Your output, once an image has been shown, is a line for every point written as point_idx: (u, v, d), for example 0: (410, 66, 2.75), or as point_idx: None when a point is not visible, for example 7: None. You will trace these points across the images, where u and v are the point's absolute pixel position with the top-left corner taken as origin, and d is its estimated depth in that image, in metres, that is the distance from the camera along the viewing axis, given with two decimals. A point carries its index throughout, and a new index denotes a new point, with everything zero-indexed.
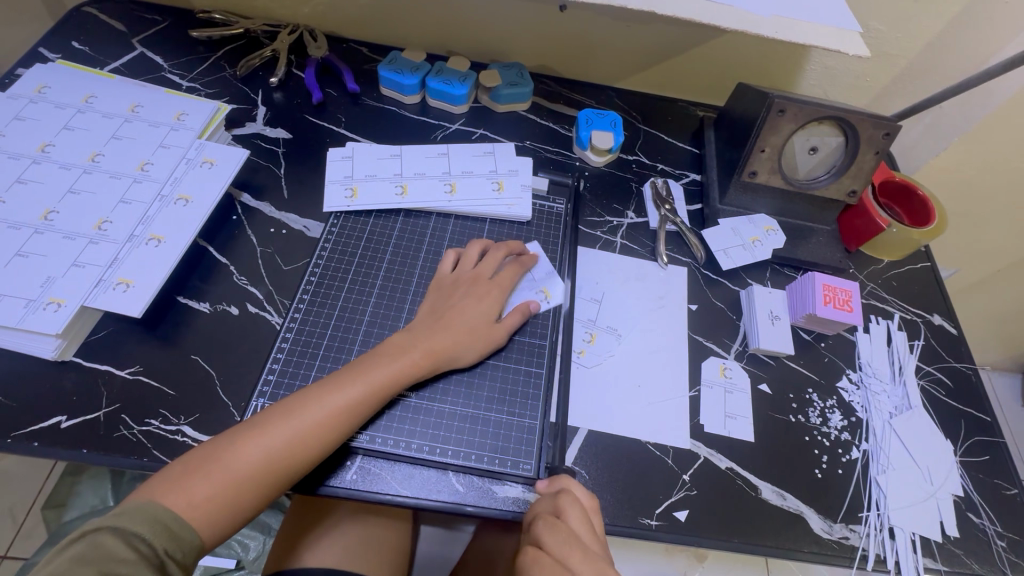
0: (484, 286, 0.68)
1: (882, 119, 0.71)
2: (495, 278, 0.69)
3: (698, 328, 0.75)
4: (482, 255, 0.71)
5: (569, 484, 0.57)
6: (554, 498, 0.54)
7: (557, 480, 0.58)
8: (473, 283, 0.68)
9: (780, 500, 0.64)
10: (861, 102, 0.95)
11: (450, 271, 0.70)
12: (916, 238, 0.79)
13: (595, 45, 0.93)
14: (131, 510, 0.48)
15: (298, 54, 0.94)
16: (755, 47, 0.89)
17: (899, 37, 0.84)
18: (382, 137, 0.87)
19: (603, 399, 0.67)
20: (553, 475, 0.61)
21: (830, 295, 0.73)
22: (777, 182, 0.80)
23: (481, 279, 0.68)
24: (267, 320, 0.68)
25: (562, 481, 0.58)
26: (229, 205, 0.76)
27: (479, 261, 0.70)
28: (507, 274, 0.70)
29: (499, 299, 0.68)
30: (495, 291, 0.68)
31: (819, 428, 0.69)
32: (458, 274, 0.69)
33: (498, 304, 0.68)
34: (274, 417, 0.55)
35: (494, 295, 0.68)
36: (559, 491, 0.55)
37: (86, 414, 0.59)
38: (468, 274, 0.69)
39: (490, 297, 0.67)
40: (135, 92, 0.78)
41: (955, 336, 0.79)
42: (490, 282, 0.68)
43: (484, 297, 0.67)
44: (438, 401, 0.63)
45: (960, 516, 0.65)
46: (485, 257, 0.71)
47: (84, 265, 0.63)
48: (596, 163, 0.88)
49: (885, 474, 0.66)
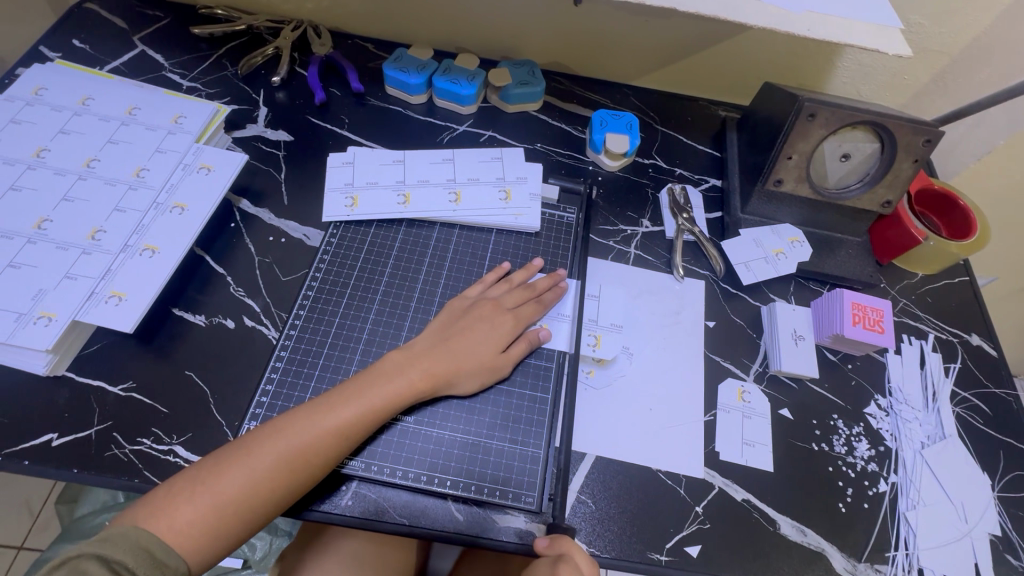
0: (499, 312, 0.64)
1: (922, 125, 0.65)
2: (517, 309, 0.66)
3: (714, 347, 0.71)
4: (509, 291, 0.67)
5: (571, 548, 0.53)
6: (552, 566, 0.51)
7: (557, 541, 0.53)
8: (486, 310, 0.64)
9: (800, 536, 0.60)
10: (897, 102, 0.89)
11: (472, 295, 0.67)
12: (954, 252, 0.74)
13: (611, 41, 0.88)
14: (116, 536, 0.46)
15: (302, 51, 0.91)
16: (783, 44, 0.83)
17: (942, 33, 0.77)
18: (386, 139, 0.83)
19: (612, 424, 0.64)
20: (549, 533, 0.56)
21: (860, 315, 0.68)
22: (805, 191, 0.74)
23: (500, 309, 0.65)
24: (264, 335, 0.65)
25: (562, 543, 0.53)
26: (227, 211, 0.73)
27: (506, 294, 0.67)
28: (529, 305, 0.66)
29: (513, 332, 0.64)
30: (510, 322, 0.64)
31: (843, 458, 0.64)
32: (477, 299, 0.66)
33: (511, 335, 0.64)
34: (262, 437, 0.52)
35: (508, 325, 0.64)
36: (558, 559, 0.51)
37: (77, 432, 0.57)
38: (477, 300, 0.66)
39: (503, 328, 0.64)
40: (133, 93, 0.76)
41: (995, 358, 0.74)
42: (508, 312, 0.65)
43: (496, 326, 0.63)
44: (437, 426, 0.60)
45: (996, 557, 0.61)
46: (511, 292, 0.67)
47: (76, 277, 0.61)
48: (610, 167, 0.84)
49: (914, 510, 0.62)
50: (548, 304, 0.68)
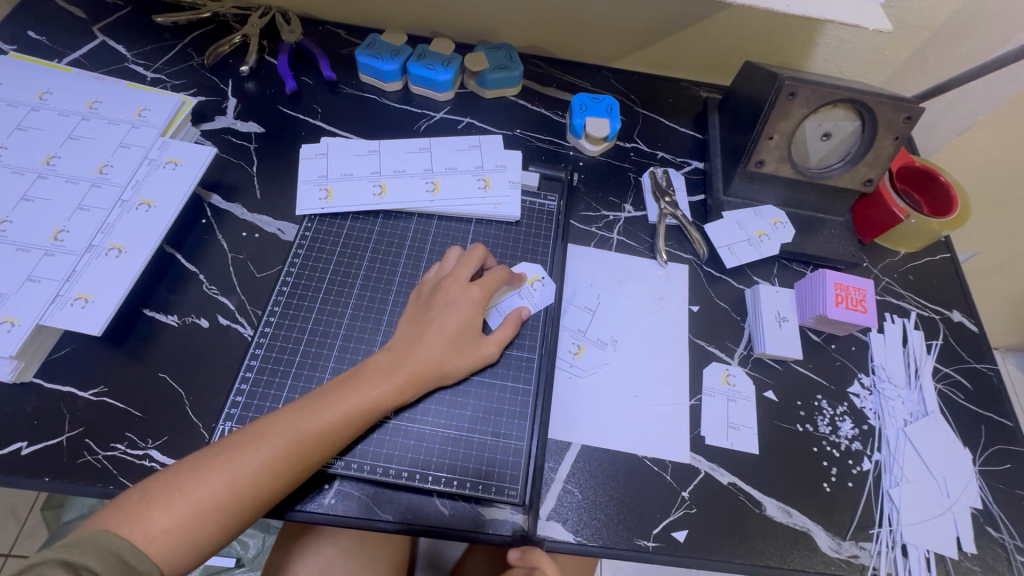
0: (464, 286, 0.62)
1: (903, 101, 0.65)
2: (488, 289, 0.63)
3: (699, 332, 0.70)
4: (461, 259, 0.64)
5: None
6: None
7: (528, 554, 0.57)
8: (449, 288, 0.62)
9: (786, 517, 0.60)
10: (878, 79, 0.88)
11: (432, 276, 0.65)
12: (936, 229, 0.73)
13: (588, 22, 0.86)
14: (84, 541, 0.44)
15: (271, 38, 0.87)
16: (763, 22, 0.82)
17: (922, 7, 0.76)
18: (361, 128, 0.81)
19: (597, 411, 0.63)
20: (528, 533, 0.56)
21: (843, 295, 0.68)
22: (787, 171, 0.73)
23: (462, 282, 0.62)
24: (239, 333, 0.64)
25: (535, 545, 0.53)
26: (197, 207, 0.71)
27: (460, 263, 0.64)
28: (494, 276, 0.64)
29: (481, 303, 0.62)
30: (477, 293, 0.62)
31: (827, 438, 0.65)
32: (440, 278, 0.64)
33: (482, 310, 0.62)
34: (241, 443, 0.51)
35: (476, 299, 0.62)
36: None
37: (48, 439, 0.56)
38: (446, 276, 0.63)
39: (472, 302, 0.61)
40: (94, 86, 0.73)
41: (976, 333, 0.74)
42: (472, 285, 0.62)
43: (463, 303, 0.61)
44: (419, 422, 0.59)
45: (977, 530, 0.62)
46: (463, 260, 0.64)
47: (39, 280, 0.59)
48: (591, 151, 0.82)
49: (898, 487, 0.62)
50: (517, 280, 0.67)
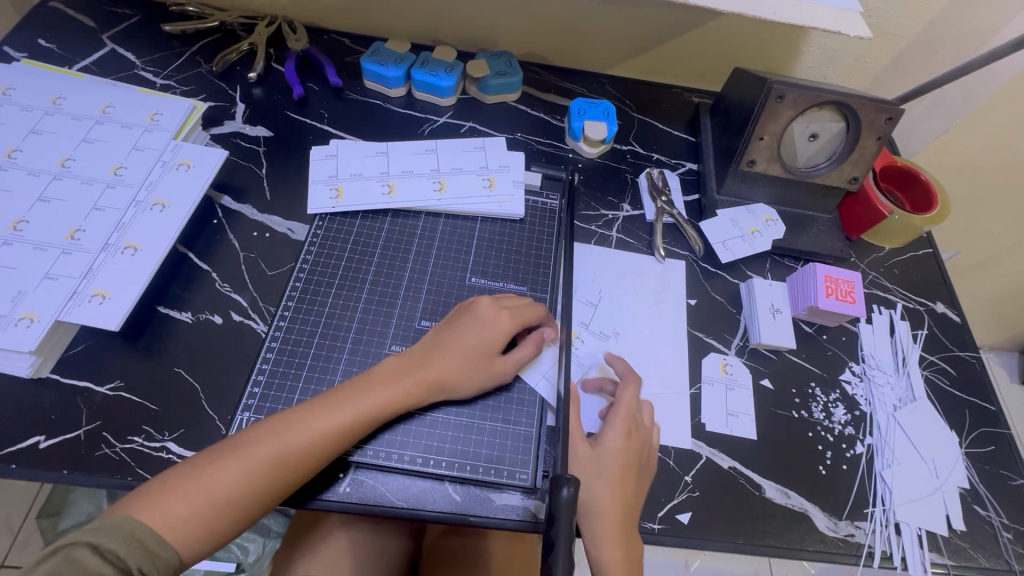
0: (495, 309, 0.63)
1: (884, 103, 0.69)
2: (514, 309, 0.63)
3: (697, 324, 0.73)
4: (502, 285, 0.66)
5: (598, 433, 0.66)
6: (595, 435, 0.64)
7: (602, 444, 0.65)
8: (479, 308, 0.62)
9: (783, 499, 0.62)
10: (860, 84, 0.92)
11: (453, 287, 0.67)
12: (919, 225, 0.77)
13: (585, 30, 0.89)
14: (109, 524, 0.45)
15: (277, 46, 0.90)
16: (751, 30, 0.86)
17: (899, 16, 0.81)
18: (366, 131, 0.84)
19: (602, 401, 0.66)
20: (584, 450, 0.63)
21: (832, 286, 0.71)
22: (776, 170, 0.77)
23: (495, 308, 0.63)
24: (252, 329, 0.65)
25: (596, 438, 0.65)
26: (208, 208, 0.73)
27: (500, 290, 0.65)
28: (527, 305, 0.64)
29: (508, 330, 0.62)
30: (508, 319, 0.62)
31: (822, 423, 0.67)
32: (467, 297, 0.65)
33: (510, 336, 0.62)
34: (257, 437, 0.52)
35: (505, 325, 0.62)
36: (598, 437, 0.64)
37: (65, 433, 0.57)
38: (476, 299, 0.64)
39: (499, 327, 0.62)
40: (106, 91, 0.75)
41: (959, 323, 0.78)
42: (502, 309, 0.63)
43: (490, 326, 0.61)
44: (431, 411, 0.61)
45: (965, 508, 0.64)
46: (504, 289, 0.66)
47: (57, 277, 0.60)
48: (589, 153, 0.85)
49: (889, 469, 0.65)
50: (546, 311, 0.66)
